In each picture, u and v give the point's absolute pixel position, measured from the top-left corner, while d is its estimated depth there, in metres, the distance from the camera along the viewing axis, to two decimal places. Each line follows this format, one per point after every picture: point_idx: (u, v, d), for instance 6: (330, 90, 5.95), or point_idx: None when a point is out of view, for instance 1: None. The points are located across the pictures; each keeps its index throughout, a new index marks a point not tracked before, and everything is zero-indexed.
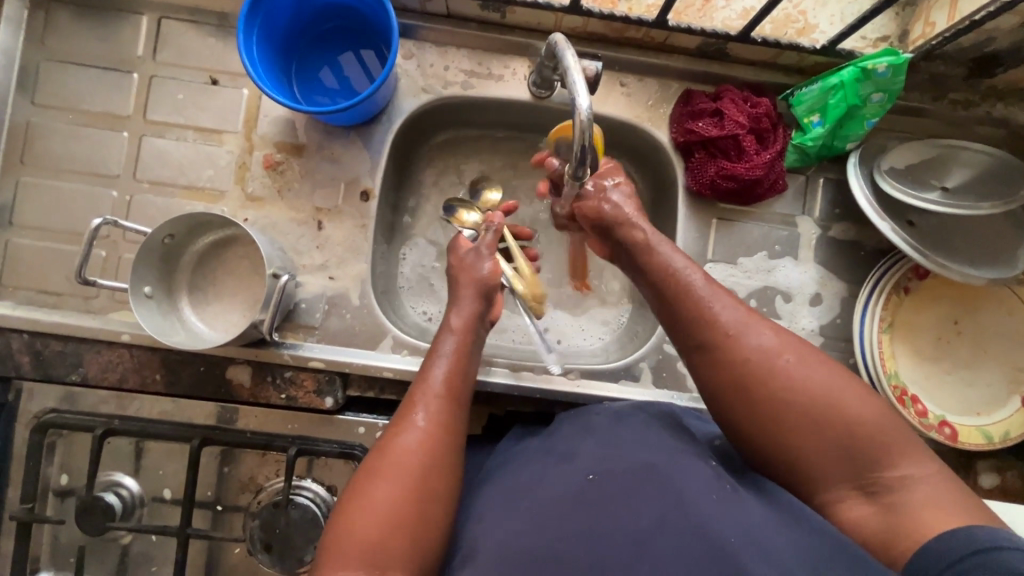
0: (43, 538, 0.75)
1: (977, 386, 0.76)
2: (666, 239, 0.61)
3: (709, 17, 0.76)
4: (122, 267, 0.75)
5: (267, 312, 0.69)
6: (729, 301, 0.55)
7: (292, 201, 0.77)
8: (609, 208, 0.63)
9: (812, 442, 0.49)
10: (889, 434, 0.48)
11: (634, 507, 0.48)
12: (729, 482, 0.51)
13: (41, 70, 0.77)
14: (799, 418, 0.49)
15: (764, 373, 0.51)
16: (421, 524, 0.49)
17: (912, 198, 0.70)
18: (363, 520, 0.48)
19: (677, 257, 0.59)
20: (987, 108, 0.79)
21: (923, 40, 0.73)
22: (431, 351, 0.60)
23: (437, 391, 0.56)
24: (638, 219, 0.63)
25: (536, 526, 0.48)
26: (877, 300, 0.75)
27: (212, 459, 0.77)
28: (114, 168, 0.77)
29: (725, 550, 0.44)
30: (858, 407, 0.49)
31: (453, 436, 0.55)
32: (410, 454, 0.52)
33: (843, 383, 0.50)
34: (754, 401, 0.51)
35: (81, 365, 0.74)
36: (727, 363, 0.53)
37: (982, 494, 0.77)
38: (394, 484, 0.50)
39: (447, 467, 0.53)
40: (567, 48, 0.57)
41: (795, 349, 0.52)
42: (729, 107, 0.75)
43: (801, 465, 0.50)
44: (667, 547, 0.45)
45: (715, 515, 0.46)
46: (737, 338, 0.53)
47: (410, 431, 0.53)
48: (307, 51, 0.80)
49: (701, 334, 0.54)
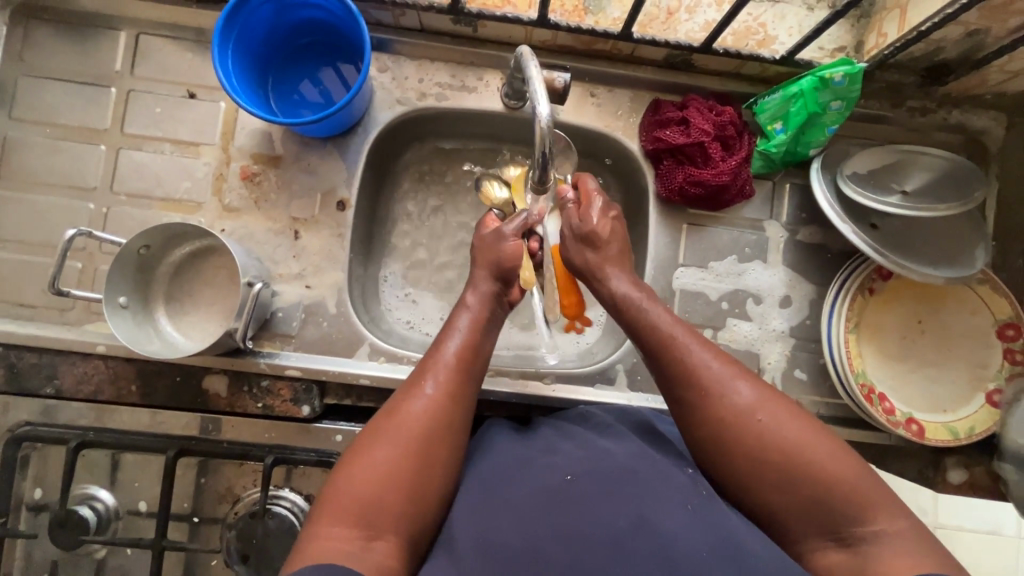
0: (16, 554, 0.74)
1: (942, 384, 0.78)
2: (646, 293, 0.62)
3: (673, 29, 0.78)
4: (99, 277, 0.76)
5: (240, 321, 0.69)
6: (708, 354, 0.56)
7: (269, 211, 0.78)
8: (581, 262, 0.66)
9: (786, 491, 0.50)
10: (852, 464, 0.50)
11: (613, 507, 0.48)
12: (705, 489, 0.52)
13: (19, 85, 0.78)
14: (774, 466, 0.50)
15: (741, 431, 0.52)
16: (416, 489, 0.51)
17: (872, 202, 0.72)
18: (363, 475, 0.50)
19: (655, 308, 0.60)
20: (944, 115, 0.82)
21: (877, 50, 0.76)
22: (449, 324, 0.61)
23: (448, 362, 0.57)
24: (613, 273, 0.64)
25: (503, 537, 0.47)
26: (843, 301, 0.76)
27: (189, 470, 0.77)
28: (92, 180, 0.77)
29: (698, 553, 0.45)
30: (829, 448, 0.50)
31: (457, 409, 0.56)
32: (413, 419, 0.53)
33: (817, 437, 0.51)
34: (730, 453, 0.52)
35: (56, 377, 0.74)
36: (705, 421, 0.54)
37: (950, 490, 0.79)
38: (397, 445, 0.52)
39: (448, 436, 0.54)
40: (530, 59, 0.59)
41: (771, 406, 0.53)
42: (695, 116, 0.77)
43: (771, 488, 0.50)
44: (643, 548, 0.45)
45: (688, 525, 0.47)
46: (715, 395, 0.54)
47: (418, 396, 0.55)
48: (284, 65, 0.81)
49: (681, 389, 0.55)
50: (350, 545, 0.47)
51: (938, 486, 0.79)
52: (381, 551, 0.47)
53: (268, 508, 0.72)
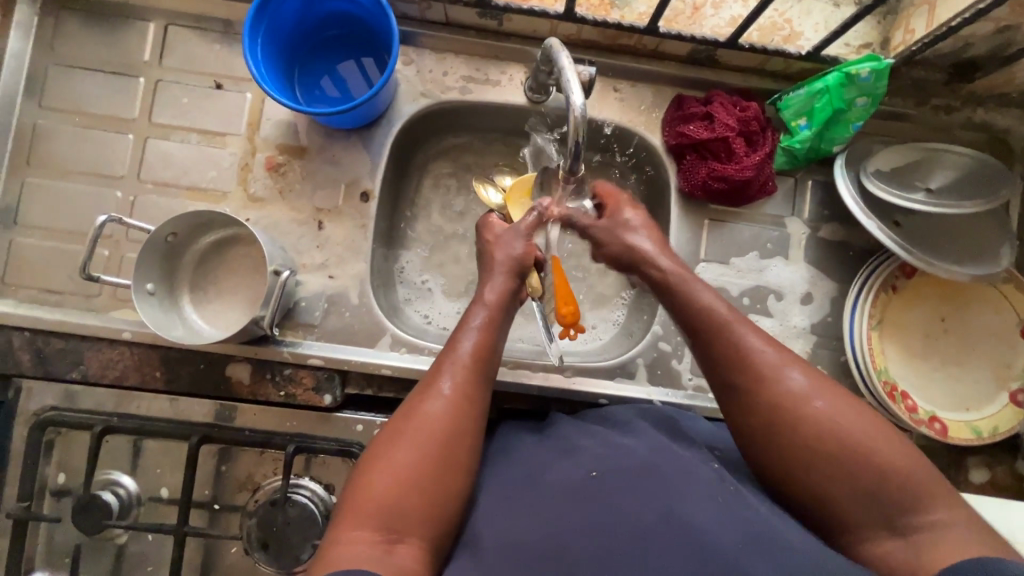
0: (39, 537, 0.75)
1: (965, 383, 0.78)
2: (689, 276, 0.62)
3: (699, 24, 0.79)
4: (125, 265, 0.76)
5: (267, 309, 0.70)
6: (759, 339, 0.56)
7: (294, 202, 0.79)
8: (623, 248, 0.67)
9: (833, 476, 0.50)
10: (896, 455, 0.49)
11: (641, 502, 0.48)
12: (731, 485, 0.52)
13: (49, 75, 0.79)
14: (822, 451, 0.50)
15: (796, 415, 0.52)
16: (436, 492, 0.50)
17: (898, 200, 0.72)
18: (382, 480, 0.49)
19: (704, 292, 0.60)
20: (969, 113, 0.82)
21: (903, 47, 0.76)
22: (461, 323, 0.60)
23: (464, 362, 0.57)
24: (658, 256, 0.65)
25: (540, 531, 0.47)
26: (866, 298, 0.76)
27: (210, 458, 0.77)
28: (119, 169, 0.78)
29: (731, 547, 0.45)
30: (872, 439, 0.50)
31: (476, 408, 0.55)
32: (433, 419, 0.53)
33: (862, 423, 0.51)
34: (779, 440, 0.52)
35: (81, 362, 0.75)
36: (758, 406, 0.53)
37: (972, 490, 0.78)
38: (417, 448, 0.51)
39: (467, 437, 0.53)
40: (562, 51, 0.59)
41: (828, 393, 0.53)
42: (719, 111, 0.77)
43: (805, 478, 0.51)
44: (674, 542, 0.45)
45: (720, 517, 0.47)
46: (770, 379, 0.53)
47: (435, 397, 0.54)
48: (311, 57, 0.82)
49: (733, 371, 0.55)
50: (373, 550, 0.46)
51: (961, 486, 0.78)
52: (404, 555, 0.46)
53: (289, 496, 0.72)
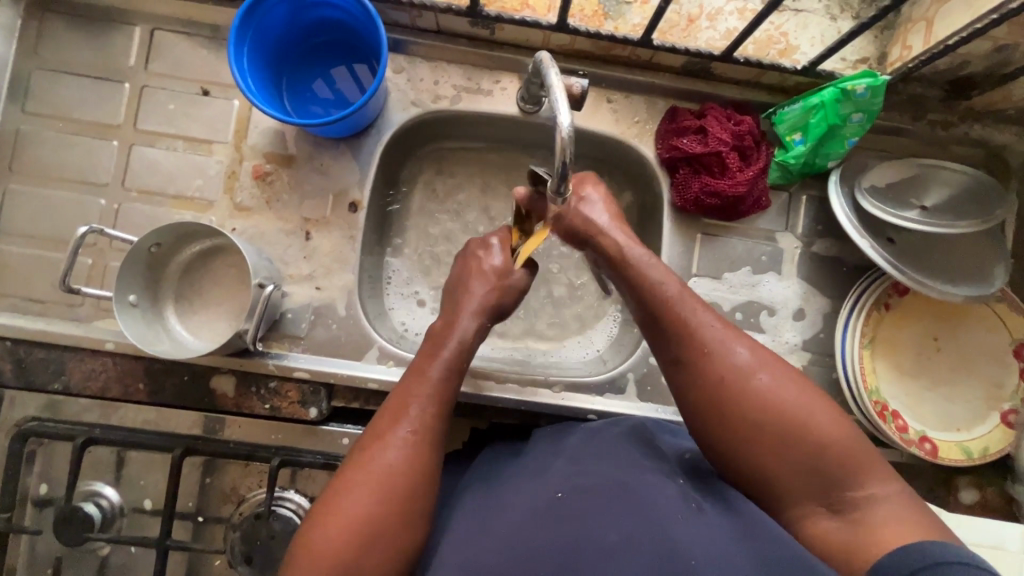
0: (21, 548, 0.74)
1: (956, 402, 0.77)
2: (645, 254, 0.60)
3: (694, 37, 0.78)
4: (108, 274, 0.75)
5: (251, 322, 0.69)
6: (709, 316, 0.55)
7: (281, 211, 0.78)
8: (582, 221, 0.63)
9: (798, 497, 0.49)
10: (865, 460, 0.48)
11: (603, 522, 0.47)
12: (695, 501, 0.50)
13: (33, 78, 0.77)
14: (789, 462, 0.49)
15: (740, 389, 0.51)
16: (389, 546, 0.49)
17: (892, 217, 0.71)
18: (332, 538, 0.48)
19: (655, 271, 0.59)
20: (966, 128, 0.81)
21: (900, 63, 0.75)
22: (417, 363, 0.59)
23: (419, 406, 0.55)
24: (614, 231, 0.62)
25: (507, 543, 0.47)
26: (858, 317, 0.75)
27: (194, 470, 0.76)
28: (103, 176, 0.77)
29: (689, 560, 0.43)
30: (839, 447, 0.49)
31: (434, 454, 0.54)
32: (383, 472, 0.51)
33: (822, 409, 0.50)
34: (731, 445, 0.51)
35: (64, 373, 0.74)
36: (705, 382, 0.53)
37: (962, 510, 0.78)
38: (366, 502, 0.50)
39: (425, 486, 0.52)
40: (551, 67, 0.58)
41: (772, 368, 0.52)
42: (712, 125, 0.76)
43: (783, 497, 0.50)
44: (636, 561, 0.44)
45: (681, 536, 0.45)
46: (716, 353, 0.53)
47: (390, 445, 0.52)
48: (299, 63, 0.81)
49: (680, 346, 0.55)
50: None
51: (949, 506, 0.78)
52: None
53: (273, 510, 0.72)
